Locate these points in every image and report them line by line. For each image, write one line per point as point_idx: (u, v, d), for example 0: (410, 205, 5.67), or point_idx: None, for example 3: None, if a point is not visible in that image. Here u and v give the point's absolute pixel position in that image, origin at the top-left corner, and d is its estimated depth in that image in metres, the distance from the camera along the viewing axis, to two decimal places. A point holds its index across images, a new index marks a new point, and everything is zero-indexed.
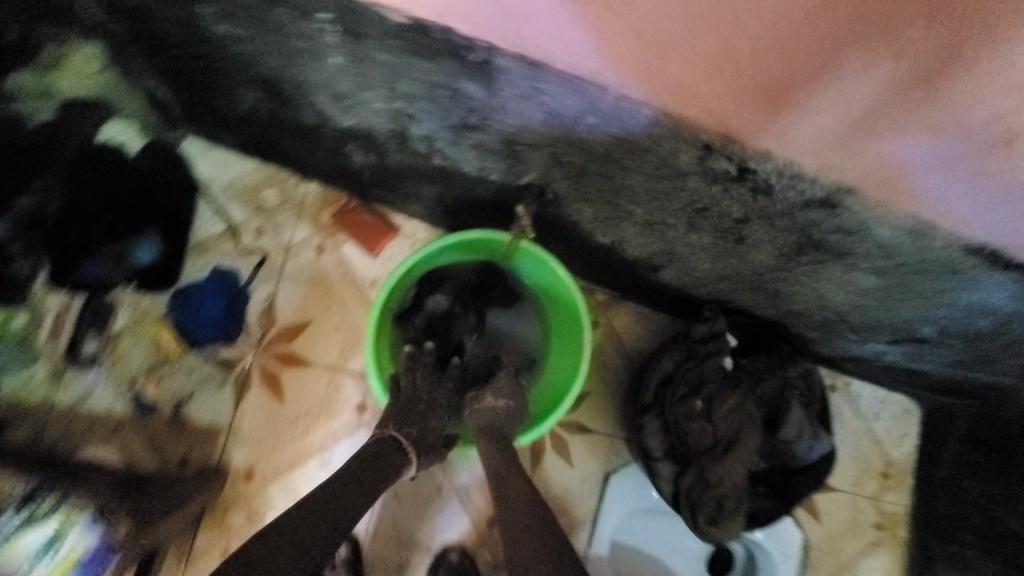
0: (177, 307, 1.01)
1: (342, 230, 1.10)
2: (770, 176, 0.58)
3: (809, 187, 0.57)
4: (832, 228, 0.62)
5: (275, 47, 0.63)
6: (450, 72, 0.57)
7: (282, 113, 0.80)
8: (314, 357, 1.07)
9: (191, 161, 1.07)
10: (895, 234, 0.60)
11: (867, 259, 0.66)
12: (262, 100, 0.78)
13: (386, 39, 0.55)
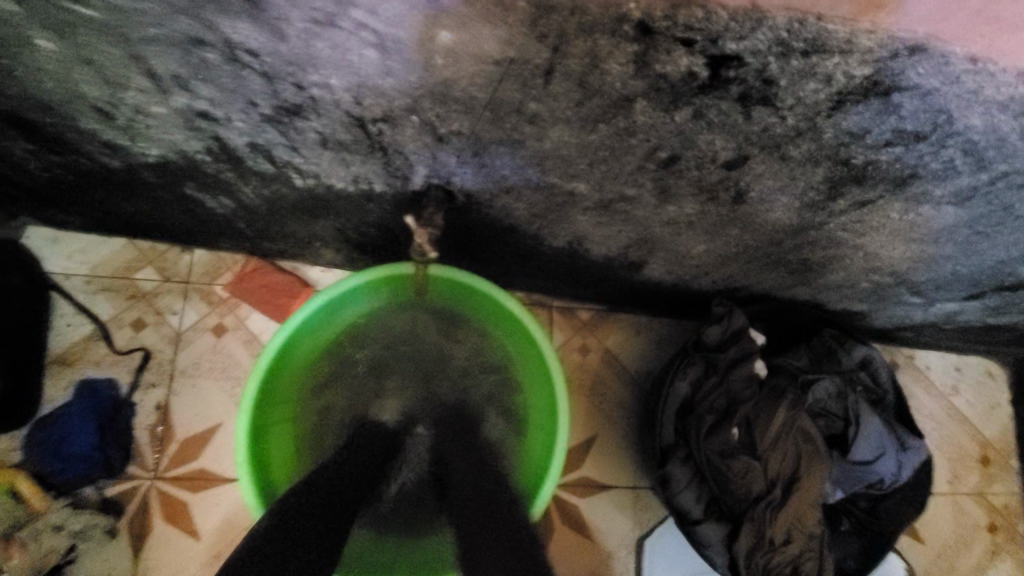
0: (34, 445, 0.77)
1: (244, 300, 0.87)
2: (761, 65, 0.36)
3: (839, 68, 0.37)
4: (883, 136, 0.42)
5: None
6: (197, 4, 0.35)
7: (79, 161, 0.58)
8: (233, 470, 0.82)
9: (39, 256, 0.85)
10: (990, 122, 0.40)
11: (941, 179, 0.46)
12: (43, 147, 0.56)
13: None
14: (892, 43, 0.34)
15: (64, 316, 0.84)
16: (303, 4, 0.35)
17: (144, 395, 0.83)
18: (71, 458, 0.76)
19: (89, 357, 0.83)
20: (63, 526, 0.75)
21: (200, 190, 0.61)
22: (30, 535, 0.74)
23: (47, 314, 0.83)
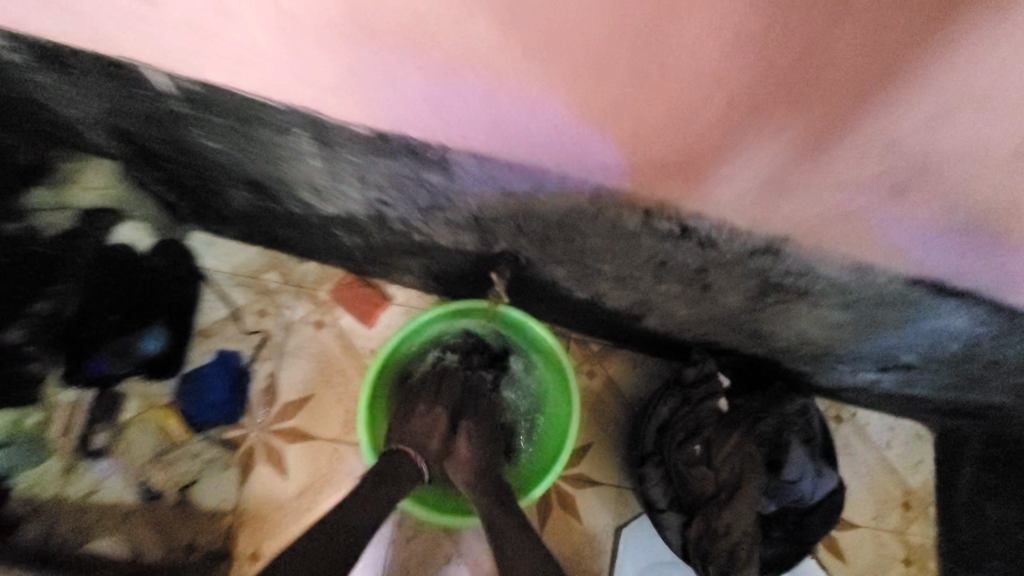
0: (182, 393, 1.04)
1: (339, 304, 1.15)
2: (709, 231, 0.64)
3: (749, 238, 0.64)
4: (784, 272, 0.68)
5: (258, 155, 0.70)
6: (411, 166, 0.64)
7: (271, 207, 0.87)
8: (317, 431, 1.09)
9: (196, 253, 1.14)
10: (841, 272, 0.66)
11: (825, 297, 0.71)
12: (251, 197, 0.85)
13: (350, 143, 0.62)
14: (774, 233, 0.63)
15: (208, 300, 1.12)
16: (463, 172, 0.63)
17: (260, 367, 1.11)
18: (211, 405, 1.04)
19: (223, 334, 1.11)
20: (197, 454, 1.03)
21: (342, 231, 0.89)
22: (174, 458, 1.01)
23: (196, 298, 1.11)
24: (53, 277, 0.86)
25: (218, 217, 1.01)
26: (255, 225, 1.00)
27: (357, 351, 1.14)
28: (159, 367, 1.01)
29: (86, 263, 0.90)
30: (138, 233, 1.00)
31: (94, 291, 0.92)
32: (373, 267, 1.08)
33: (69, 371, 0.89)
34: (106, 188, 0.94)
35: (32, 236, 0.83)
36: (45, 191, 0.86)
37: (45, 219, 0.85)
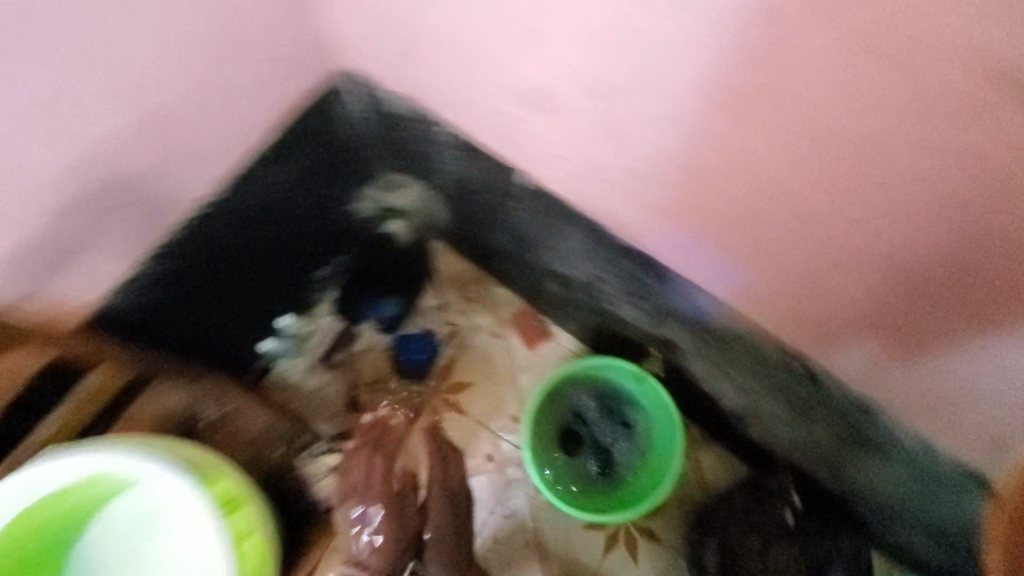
0: (394, 346, 1.46)
1: (515, 326, 1.50)
2: (824, 376, 0.92)
3: (853, 392, 0.91)
4: (870, 425, 0.93)
5: (542, 226, 1.07)
6: (644, 270, 1.00)
7: (520, 254, 1.25)
8: (470, 410, 1.45)
9: (434, 256, 1.51)
10: (915, 442, 0.89)
11: (895, 456, 0.94)
12: (511, 244, 1.24)
13: (621, 246, 0.99)
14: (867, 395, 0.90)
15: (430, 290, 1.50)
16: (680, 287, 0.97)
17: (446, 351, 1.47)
18: (412, 363, 1.44)
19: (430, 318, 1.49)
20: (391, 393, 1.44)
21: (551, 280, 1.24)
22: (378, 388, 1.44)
23: (424, 286, 1.49)
24: (349, 241, 1.38)
25: (462, 237, 1.43)
26: (490, 254, 1.39)
27: (514, 363, 1.48)
28: (390, 325, 1.46)
29: (367, 240, 1.41)
30: (399, 231, 1.43)
31: (362, 258, 1.41)
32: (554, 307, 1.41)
33: (337, 301, 1.42)
34: (413, 199, 1.34)
35: (355, 215, 1.34)
36: (378, 189, 1.33)
37: (366, 207, 1.34)
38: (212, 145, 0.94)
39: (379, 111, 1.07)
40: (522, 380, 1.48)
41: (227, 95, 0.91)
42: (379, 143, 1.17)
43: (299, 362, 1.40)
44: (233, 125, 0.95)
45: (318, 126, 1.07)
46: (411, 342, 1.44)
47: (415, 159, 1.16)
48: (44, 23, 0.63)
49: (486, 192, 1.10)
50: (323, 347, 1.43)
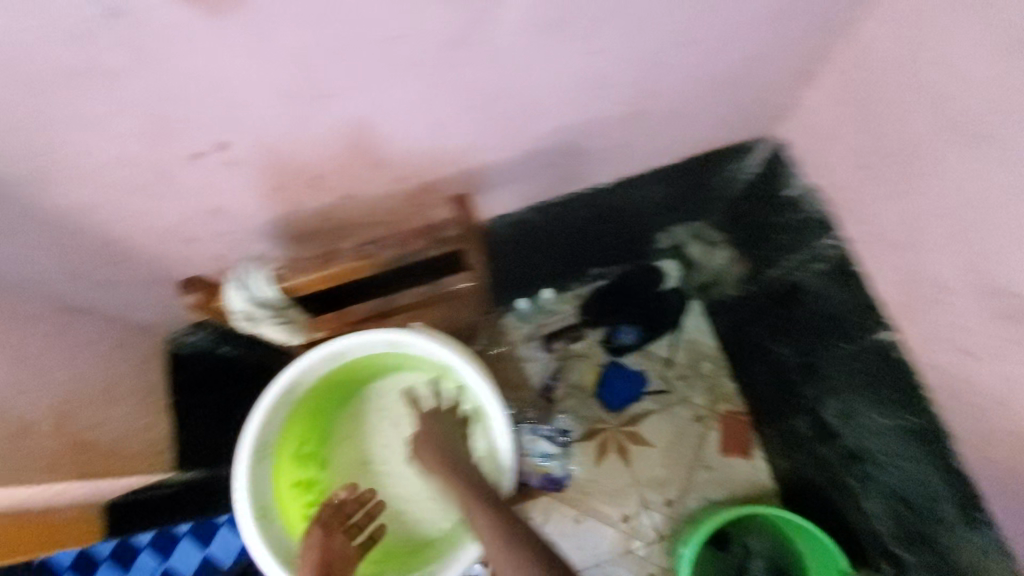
0: (607, 367, 1.49)
1: (721, 424, 1.46)
2: None
3: None
4: None
5: (854, 379, 0.96)
6: (945, 492, 0.86)
7: (792, 373, 1.16)
8: (635, 466, 1.44)
9: (687, 316, 1.53)
10: None
11: None
12: (789, 357, 1.16)
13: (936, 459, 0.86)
14: None
15: (665, 341, 1.52)
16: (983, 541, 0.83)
17: (649, 404, 1.47)
18: (615, 394, 1.47)
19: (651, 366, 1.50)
20: (581, 405, 1.48)
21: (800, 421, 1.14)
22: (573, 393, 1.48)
23: (663, 335, 1.51)
24: (633, 259, 1.46)
25: (731, 316, 1.41)
26: (749, 346, 1.34)
27: (700, 455, 1.44)
28: (616, 349, 1.49)
29: (646, 267, 1.48)
30: (671, 274, 1.49)
31: (633, 281, 1.48)
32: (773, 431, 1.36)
33: (589, 303, 1.49)
34: (716, 258, 1.40)
35: (656, 241, 1.41)
36: (692, 231, 1.39)
37: (671, 240, 1.41)
38: (635, 156, 0.92)
39: (773, 187, 1.05)
40: (697, 473, 1.43)
41: (683, 125, 0.88)
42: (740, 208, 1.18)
43: (528, 330, 1.50)
44: (663, 145, 0.92)
45: (710, 173, 1.08)
46: (625, 378, 1.48)
47: (762, 245, 1.16)
48: (657, 13, 0.62)
49: (812, 317, 1.05)
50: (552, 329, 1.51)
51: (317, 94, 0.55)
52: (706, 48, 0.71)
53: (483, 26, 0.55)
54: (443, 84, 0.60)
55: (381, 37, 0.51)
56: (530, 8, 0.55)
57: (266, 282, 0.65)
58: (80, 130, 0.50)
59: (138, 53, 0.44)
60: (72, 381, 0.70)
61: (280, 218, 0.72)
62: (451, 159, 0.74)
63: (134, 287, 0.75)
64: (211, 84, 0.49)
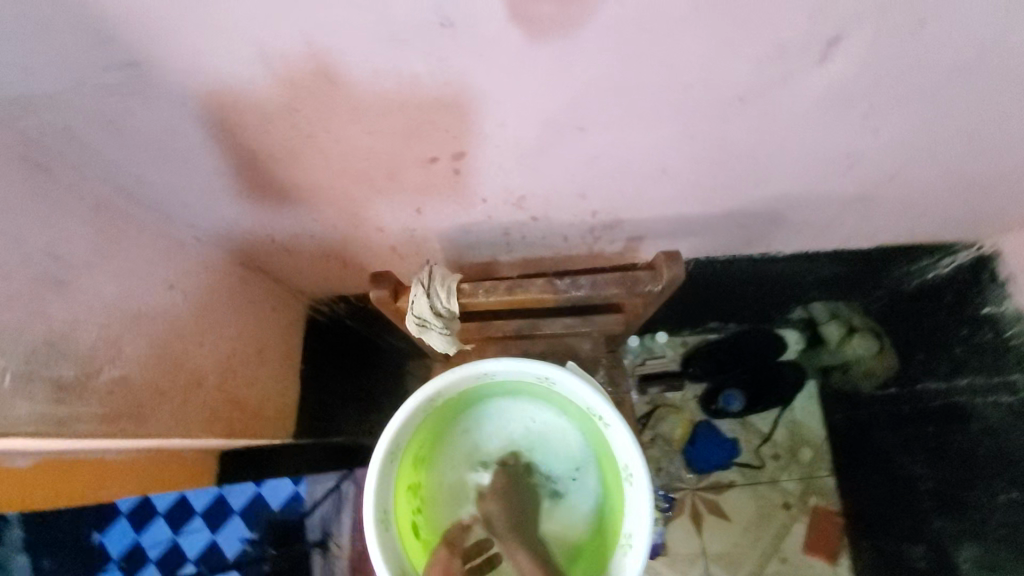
0: (701, 426, 1.34)
1: (812, 518, 1.27)
2: None
3: None
4: None
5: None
6: None
7: (929, 497, 1.08)
8: (704, 538, 1.29)
9: (800, 393, 1.33)
10: None
11: None
12: (931, 481, 1.07)
13: None
14: None
15: (768, 411, 1.34)
16: None
17: (735, 476, 1.32)
18: (705, 459, 1.32)
19: (745, 435, 1.34)
20: (663, 460, 1.33)
21: (917, 547, 1.11)
22: (659, 445, 1.33)
23: (768, 407, 1.32)
24: (750, 323, 1.26)
25: (850, 411, 1.27)
26: (866, 449, 1.25)
27: (779, 544, 1.26)
28: (716, 410, 1.32)
29: (763, 334, 1.27)
30: (790, 347, 1.28)
31: (744, 346, 1.29)
32: (873, 552, 1.20)
33: (697, 354, 1.33)
34: (858, 345, 1.17)
35: (786, 308, 1.20)
36: (830, 310, 1.18)
37: (804, 312, 1.20)
38: (825, 232, 0.84)
39: (971, 297, 0.94)
40: (770, 566, 1.25)
41: (894, 215, 0.79)
42: (908, 305, 1.08)
43: (628, 360, 1.35)
44: (860, 228, 0.84)
45: (893, 263, 0.99)
46: (716, 444, 1.32)
47: (932, 353, 1.07)
48: (953, 108, 0.54)
49: (977, 450, 0.97)
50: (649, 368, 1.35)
51: (572, 126, 0.52)
52: (977, 151, 0.62)
53: (768, 90, 0.49)
54: (692, 136, 0.55)
55: (665, 85, 0.47)
56: (826, 80, 0.49)
57: (454, 298, 0.63)
58: (345, 120, 0.48)
59: (439, 64, 0.42)
60: (243, 336, 0.71)
61: (466, 225, 0.71)
62: (650, 204, 0.69)
63: (307, 259, 0.76)
64: (501, 87, 0.46)
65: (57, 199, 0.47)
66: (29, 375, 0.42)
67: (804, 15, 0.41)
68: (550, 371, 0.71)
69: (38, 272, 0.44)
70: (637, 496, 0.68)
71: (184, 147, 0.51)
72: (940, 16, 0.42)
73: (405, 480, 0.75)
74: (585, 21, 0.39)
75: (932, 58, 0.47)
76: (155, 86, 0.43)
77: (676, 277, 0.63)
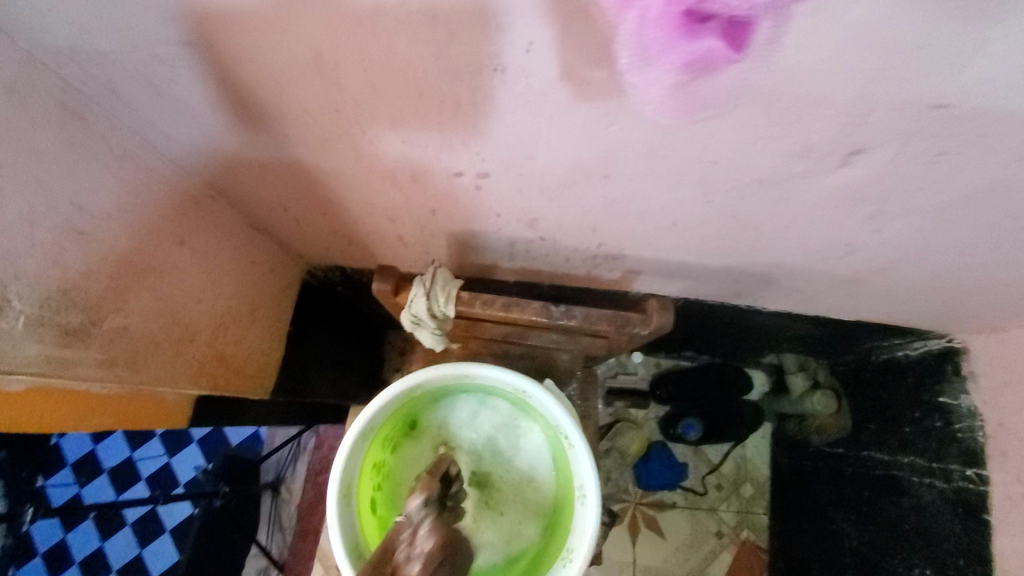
0: (656, 445, 1.39)
1: (738, 550, 1.35)
2: None
3: None
4: None
5: None
6: None
7: (852, 562, 1.09)
8: (637, 548, 1.35)
9: (754, 433, 1.42)
10: None
11: None
12: (856, 547, 1.09)
13: None
14: None
15: (720, 446, 1.41)
16: None
17: (677, 498, 1.38)
18: (654, 477, 1.37)
19: (695, 463, 1.40)
20: (614, 469, 1.38)
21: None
22: (614, 456, 1.38)
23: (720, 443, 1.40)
24: (723, 360, 1.35)
25: (796, 463, 1.31)
26: (799, 502, 1.27)
27: (705, 568, 1.34)
28: (672, 434, 1.38)
29: (733, 372, 1.35)
30: (755, 386, 1.40)
31: (714, 380, 1.35)
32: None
33: (666, 378, 1.37)
34: (820, 402, 1.22)
35: (760, 354, 1.29)
36: (798, 361, 1.27)
37: (777, 359, 1.29)
38: (811, 299, 0.87)
39: (931, 384, 0.98)
40: None
41: (879, 298, 0.83)
42: (872, 376, 1.13)
43: (602, 369, 1.41)
44: (843, 303, 0.87)
45: (867, 335, 1.04)
46: (665, 466, 1.39)
47: (883, 426, 1.09)
48: (951, 226, 0.57)
49: (905, 524, 0.99)
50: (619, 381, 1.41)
51: (598, 172, 0.54)
52: (968, 264, 0.65)
53: (787, 178, 0.52)
54: (707, 202, 0.58)
55: (693, 157, 0.49)
56: (842, 181, 0.51)
57: (451, 304, 0.67)
58: (381, 126, 0.49)
59: (484, 100, 0.44)
60: (239, 295, 0.73)
61: (474, 231, 0.72)
62: (654, 247, 0.71)
63: (314, 231, 0.77)
64: (535, 130, 0.47)
65: (87, 148, 0.48)
66: (39, 321, 0.44)
67: (833, 128, 0.43)
68: (526, 384, 0.74)
69: (60, 221, 0.45)
70: (585, 516, 0.72)
71: (219, 118, 0.51)
72: (959, 152, 0.45)
73: (371, 459, 0.78)
74: (631, 94, 0.41)
75: (943, 183, 0.49)
76: (208, 66, 0.44)
77: (663, 326, 0.68)
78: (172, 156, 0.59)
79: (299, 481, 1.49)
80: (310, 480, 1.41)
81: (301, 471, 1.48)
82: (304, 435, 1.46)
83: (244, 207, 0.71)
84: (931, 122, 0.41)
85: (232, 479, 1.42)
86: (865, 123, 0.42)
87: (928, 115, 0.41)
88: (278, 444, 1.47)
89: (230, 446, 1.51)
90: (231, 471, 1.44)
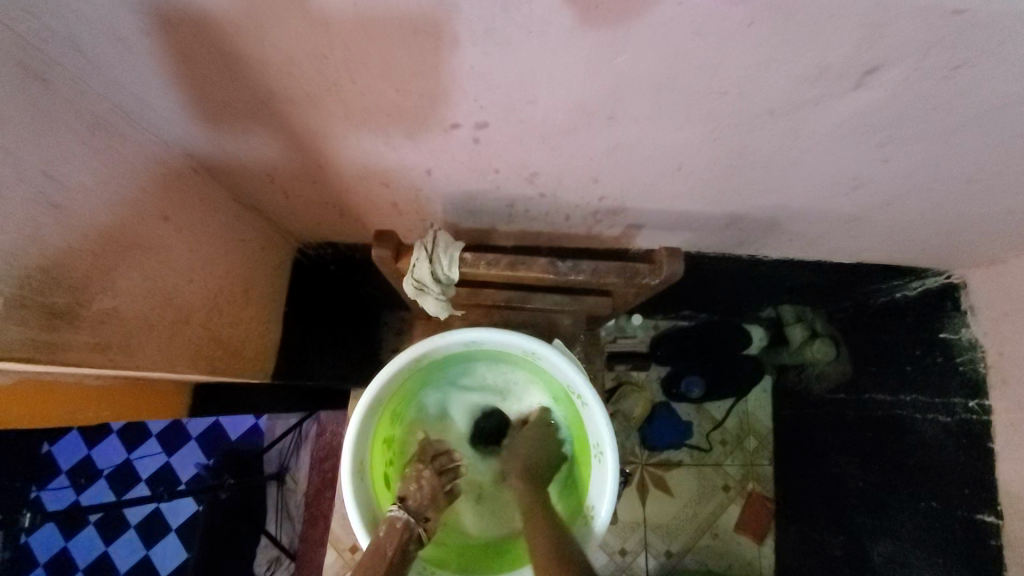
0: (661, 407, 1.39)
1: (744, 502, 1.36)
2: None
3: None
4: None
5: (938, 548, 0.91)
6: None
7: (852, 501, 1.10)
8: (648, 506, 1.36)
9: (757, 389, 1.42)
10: None
11: None
12: (858, 487, 1.09)
13: None
14: None
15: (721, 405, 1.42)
16: None
17: (683, 456, 1.39)
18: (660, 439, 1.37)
19: (699, 420, 1.41)
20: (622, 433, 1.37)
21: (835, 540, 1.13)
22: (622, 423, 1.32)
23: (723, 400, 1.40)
24: (722, 318, 1.35)
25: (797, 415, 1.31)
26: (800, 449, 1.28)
27: (714, 521, 1.35)
28: (675, 394, 1.37)
29: (731, 328, 1.34)
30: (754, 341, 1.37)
31: (711, 339, 1.35)
32: (795, 538, 1.26)
33: (667, 341, 1.36)
34: (823, 350, 1.19)
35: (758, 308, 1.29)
36: (791, 310, 1.26)
37: (774, 310, 1.28)
38: (814, 243, 0.87)
39: (932, 321, 0.98)
40: (704, 538, 1.34)
41: (882, 236, 0.82)
42: (871, 318, 1.14)
43: (605, 333, 1.39)
44: (846, 243, 0.87)
45: (866, 279, 1.05)
46: (672, 425, 1.38)
47: (884, 366, 1.09)
48: (955, 151, 0.56)
49: (909, 460, 0.98)
50: (622, 344, 1.37)
51: (602, 113, 0.51)
52: (972, 192, 0.64)
53: (797, 106, 0.50)
54: (713, 139, 0.56)
55: (701, 88, 0.47)
56: (854, 106, 0.50)
57: (455, 268, 0.67)
58: (372, 73, 0.46)
59: (484, 34, 0.41)
60: (230, 275, 0.70)
61: (470, 191, 0.69)
62: (657, 195, 0.69)
63: (302, 204, 0.74)
64: (535, 63, 0.44)
65: (58, 116, 0.45)
66: (20, 302, 0.41)
67: (849, 45, 0.42)
68: (535, 346, 0.72)
69: (33, 194, 0.42)
70: (603, 472, 0.71)
71: (196, 74, 0.47)
72: (978, 63, 0.43)
73: (383, 433, 0.77)
74: (641, 15, 0.38)
75: (957, 100, 0.48)
76: (178, 13, 0.40)
77: (673, 275, 0.68)
78: (149, 125, 0.55)
79: (302, 472, 1.43)
80: (316, 468, 1.38)
81: (304, 461, 1.43)
82: (305, 423, 1.42)
83: (228, 180, 0.67)
84: (952, 29, 0.39)
85: (235, 473, 1.42)
86: (883, 35, 0.40)
87: (948, 22, 0.39)
88: (279, 434, 1.43)
89: (230, 440, 1.47)
90: (234, 464, 1.44)
